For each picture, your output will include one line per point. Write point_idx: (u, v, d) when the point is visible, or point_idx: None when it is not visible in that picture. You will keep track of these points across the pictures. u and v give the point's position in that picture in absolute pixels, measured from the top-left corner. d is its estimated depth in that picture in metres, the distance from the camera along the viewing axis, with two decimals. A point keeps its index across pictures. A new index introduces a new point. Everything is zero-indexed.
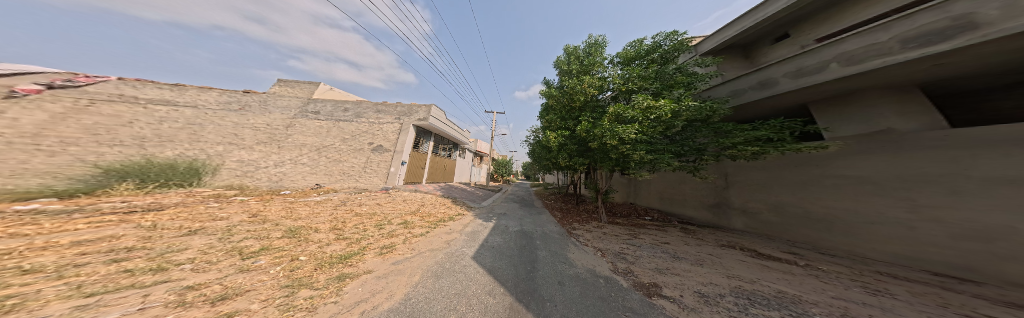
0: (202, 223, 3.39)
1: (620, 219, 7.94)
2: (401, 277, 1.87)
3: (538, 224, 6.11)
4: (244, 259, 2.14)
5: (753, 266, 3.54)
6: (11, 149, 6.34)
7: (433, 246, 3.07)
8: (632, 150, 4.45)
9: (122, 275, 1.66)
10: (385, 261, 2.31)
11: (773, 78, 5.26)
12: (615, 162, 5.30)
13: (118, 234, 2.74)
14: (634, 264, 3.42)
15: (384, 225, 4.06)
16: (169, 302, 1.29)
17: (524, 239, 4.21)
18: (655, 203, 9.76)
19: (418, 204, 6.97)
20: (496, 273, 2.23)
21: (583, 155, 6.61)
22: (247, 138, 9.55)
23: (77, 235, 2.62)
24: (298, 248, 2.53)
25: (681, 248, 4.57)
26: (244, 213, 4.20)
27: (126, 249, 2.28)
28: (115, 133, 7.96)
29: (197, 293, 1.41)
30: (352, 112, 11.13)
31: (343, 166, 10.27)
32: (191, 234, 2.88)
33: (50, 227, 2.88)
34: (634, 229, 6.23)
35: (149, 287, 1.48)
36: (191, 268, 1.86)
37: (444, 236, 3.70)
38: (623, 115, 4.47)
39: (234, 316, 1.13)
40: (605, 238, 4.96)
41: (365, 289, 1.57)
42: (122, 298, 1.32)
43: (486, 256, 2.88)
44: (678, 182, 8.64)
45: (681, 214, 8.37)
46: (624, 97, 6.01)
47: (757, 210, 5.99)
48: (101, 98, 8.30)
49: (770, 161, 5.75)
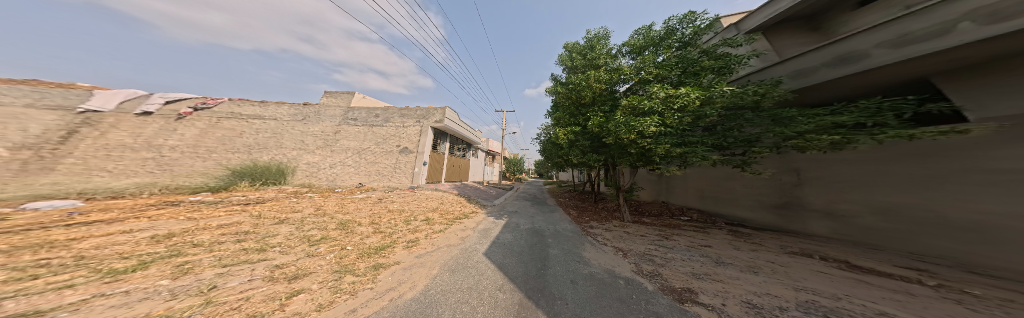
0: (286, 214, 4.44)
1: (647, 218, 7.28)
2: (422, 269, 2.16)
3: (551, 221, 6.07)
4: (311, 245, 2.75)
5: (838, 280, 2.86)
6: (183, 156, 9.76)
7: (450, 242, 3.39)
8: (655, 145, 3.96)
9: (241, 252, 2.34)
10: (411, 254, 2.68)
11: (856, 51, 3.95)
12: (637, 157, 4.86)
13: (240, 220, 3.82)
14: (664, 266, 3.16)
15: (411, 220, 4.63)
16: (265, 276, 1.78)
17: (535, 237, 4.27)
18: (695, 202, 8.64)
19: (438, 202, 7.65)
20: (506, 270, 2.37)
21: (598, 151, 6.25)
22: (309, 144, 11.73)
23: (219, 220, 3.75)
24: (346, 238, 3.12)
25: (726, 252, 4.02)
26: (311, 207, 5.31)
27: (245, 232, 3.17)
28: (233, 143, 10.76)
29: (282, 271, 1.92)
30: (382, 117, 12.48)
31: (379, 166, 11.80)
32: (280, 222, 3.81)
33: (206, 213, 4.19)
34: (664, 229, 5.69)
35: (255, 263, 2.06)
36: (280, 250, 2.50)
37: (460, 232, 4.03)
38: (643, 108, 4.01)
39: (302, 293, 1.51)
40: (627, 239, 4.65)
41: (394, 278, 1.88)
42: (241, 270, 1.88)
43: (498, 252, 3.05)
44: (725, 179, 7.49)
45: (731, 215, 7.24)
46: (641, 88, 5.36)
47: (851, 214, 4.72)
48: (222, 116, 11.05)
49: (870, 152, 4.49)
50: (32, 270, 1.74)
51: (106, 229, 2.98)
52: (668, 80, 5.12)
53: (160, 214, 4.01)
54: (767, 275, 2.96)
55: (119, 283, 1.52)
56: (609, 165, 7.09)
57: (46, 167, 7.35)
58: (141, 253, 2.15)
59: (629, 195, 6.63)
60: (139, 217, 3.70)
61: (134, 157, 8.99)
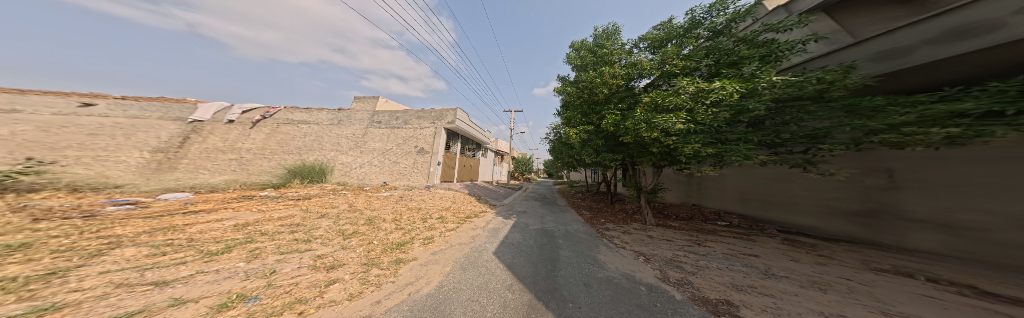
0: (326, 209, 5.18)
1: (674, 222, 6.67)
2: (436, 266, 2.33)
3: (562, 222, 5.96)
4: (345, 239, 3.19)
5: (955, 309, 2.20)
6: (256, 156, 12.02)
7: (461, 240, 3.58)
8: (682, 145, 3.62)
9: (293, 242, 2.85)
10: (427, 251, 2.91)
11: (983, 22, 2.82)
12: (661, 156, 4.54)
13: (293, 213, 4.59)
14: (696, 275, 2.86)
15: (427, 218, 4.99)
16: (310, 264, 2.15)
17: (545, 237, 4.25)
18: (739, 206, 7.56)
19: (450, 201, 8.03)
20: (515, 270, 2.43)
21: (614, 151, 6.07)
22: (343, 145, 13.03)
23: (278, 213, 4.57)
24: (373, 234, 3.52)
25: (777, 263, 3.48)
26: (345, 204, 6.09)
27: (297, 223, 3.83)
28: (288, 145, 12.58)
29: (324, 260, 2.30)
30: (402, 119, 13.41)
31: (400, 166, 12.72)
32: (322, 217, 4.47)
33: (269, 206, 5.14)
34: (694, 234, 5.15)
35: (304, 252, 2.50)
36: (322, 242, 2.97)
37: (471, 231, 4.20)
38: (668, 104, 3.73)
39: (337, 282, 1.80)
40: (650, 243, 4.33)
41: (413, 273, 2.09)
42: (295, 257, 2.31)
43: (506, 252, 3.11)
44: (779, 181, 6.42)
45: (787, 221, 6.16)
46: (661, 83, 5.03)
47: (974, 226, 3.62)
48: (280, 122, 12.91)
49: (997, 149, 3.50)
50: (162, 248, 2.40)
51: (205, 218, 3.89)
52: (698, 73, 4.67)
53: (238, 206, 5.05)
54: (842, 295, 2.44)
55: (213, 263, 1.99)
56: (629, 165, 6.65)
57: (172, 166, 10.96)
58: (227, 239, 2.78)
59: (653, 196, 6.15)
60: (225, 208, 4.72)
61: (223, 158, 11.77)
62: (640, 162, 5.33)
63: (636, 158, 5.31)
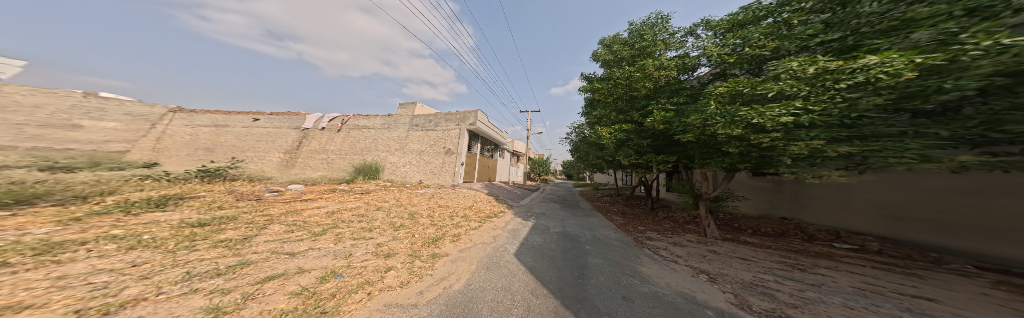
0: (376, 203, 6.34)
1: (752, 238, 5.22)
2: (464, 264, 2.61)
3: (588, 227, 5.59)
4: (395, 230, 3.91)
5: None
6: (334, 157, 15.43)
7: (484, 240, 3.83)
8: (771, 142, 2.94)
9: (361, 230, 3.74)
10: (456, 248, 3.25)
11: None
12: (741, 157, 3.67)
13: (354, 205, 5.83)
14: (798, 308, 2.14)
15: (453, 217, 5.49)
16: (374, 251, 2.87)
17: (569, 242, 4.15)
18: (880, 227, 5.22)
19: (471, 200, 8.53)
20: (537, 275, 2.52)
21: (666, 151, 5.47)
22: (384, 147, 14.60)
23: (344, 204, 5.89)
24: (414, 228, 4.17)
25: (979, 315, 2.11)
26: (391, 199, 7.30)
27: (359, 214, 4.93)
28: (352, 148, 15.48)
29: (383, 248, 2.98)
30: (432, 122, 14.61)
31: (431, 165, 13.97)
32: (376, 209, 5.56)
33: (342, 198, 6.71)
34: (790, 256, 3.89)
35: (368, 240, 3.29)
36: (380, 231, 3.78)
37: (492, 231, 4.44)
38: (768, 91, 2.97)
39: (391, 270, 2.34)
40: (715, 260, 3.54)
41: (446, 269, 2.43)
42: (362, 245, 3.09)
43: (527, 255, 3.22)
44: (969, 194, 4.06)
45: (991, 256, 3.81)
46: (732, 70, 4.61)
47: None
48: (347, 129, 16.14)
49: None
50: (287, 227, 3.67)
51: (305, 205, 5.45)
52: (808, 52, 3.40)
53: (320, 197, 6.75)
54: None
55: (316, 242, 3.09)
56: (683, 165, 5.74)
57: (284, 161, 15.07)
58: (322, 223, 3.96)
59: (715, 204, 5.00)
60: (316, 199, 6.45)
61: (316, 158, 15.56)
62: (705, 164, 4.42)
63: (703, 156, 4.46)
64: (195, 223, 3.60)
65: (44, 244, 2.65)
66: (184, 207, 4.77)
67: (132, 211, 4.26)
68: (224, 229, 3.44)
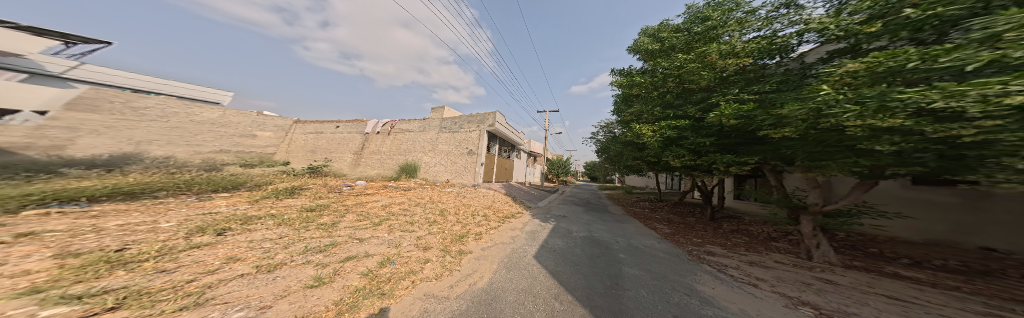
0: (412, 199, 7.32)
1: (901, 270, 3.54)
2: (487, 263, 2.83)
3: (622, 234, 5.07)
4: (430, 225, 4.47)
5: None
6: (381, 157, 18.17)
7: (503, 240, 4.04)
8: (978, 135, 1.73)
9: (407, 222, 4.46)
10: (479, 246, 3.54)
11: None
12: (880, 156, 2.46)
13: (397, 200, 6.90)
14: None
15: (475, 215, 5.84)
16: (416, 242, 3.39)
17: (597, 249, 3.96)
18: (870, 197, 6.25)
19: (490, 200, 8.85)
20: (558, 278, 2.52)
21: (737, 150, 4.39)
22: (416, 146, 16.00)
23: (390, 199, 7.04)
24: (445, 224, 4.63)
25: None
26: (422, 196, 8.23)
27: (402, 208, 5.88)
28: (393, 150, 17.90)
29: (423, 240, 3.52)
30: (457, 124, 15.50)
31: (456, 165, 14.95)
32: (414, 204, 6.48)
33: (390, 194, 8.06)
34: (992, 305, 2.43)
35: (410, 232, 3.88)
36: (421, 224, 4.44)
37: (511, 232, 4.63)
38: (965, 64, 1.79)
39: (428, 261, 2.76)
40: (825, 291, 2.56)
41: (471, 266, 2.67)
42: (406, 236, 3.69)
43: (547, 259, 3.26)
44: None
45: None
46: (870, 43, 3.10)
47: None
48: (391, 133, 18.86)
49: None
50: (356, 215, 4.74)
51: (364, 198, 6.78)
52: None
53: (372, 192, 8.21)
54: None
55: (377, 230, 3.87)
56: (769, 168, 4.42)
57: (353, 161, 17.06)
58: (380, 214, 4.94)
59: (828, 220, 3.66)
60: (370, 193, 7.90)
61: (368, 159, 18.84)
62: (815, 165, 3.16)
63: (803, 157, 3.28)
64: (308, 207, 5.10)
65: (242, 216, 4.33)
66: (304, 194, 6.94)
67: (279, 194, 6.45)
68: (322, 213, 4.75)
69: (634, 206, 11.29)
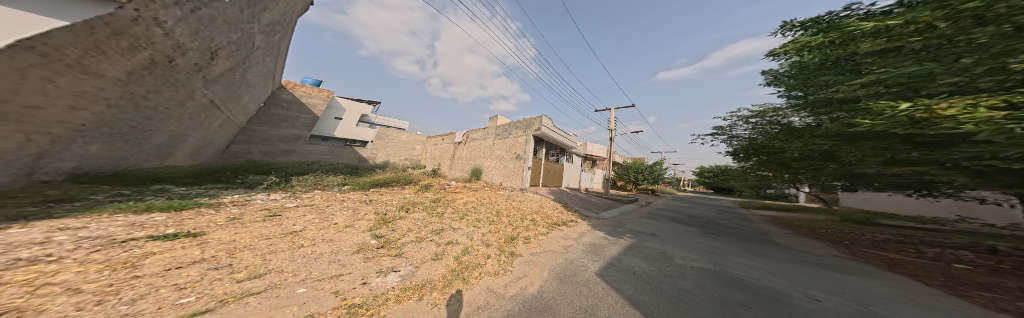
0: (476, 197, 8.75)
1: None
2: (536, 269, 2.66)
3: (828, 290, 2.68)
4: (497, 223, 4.95)
5: None
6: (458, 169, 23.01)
7: (554, 248, 3.68)
8: None
9: (494, 219, 5.23)
10: (528, 250, 3.46)
11: None
12: None
13: (479, 199, 8.38)
14: None
15: (524, 219, 5.82)
16: (481, 239, 3.83)
17: (732, 291, 2.47)
18: None
19: (538, 205, 8.60)
20: (643, 309, 1.76)
21: None
22: (476, 155, 18.45)
23: (468, 196, 8.75)
24: (502, 224, 4.93)
25: None
26: (482, 195, 9.53)
27: (476, 204, 7.13)
28: None
29: (488, 237, 3.93)
30: (505, 131, 16.42)
31: (506, 169, 15.66)
32: (483, 203, 7.68)
33: (466, 192, 10.05)
34: None
35: (477, 229, 4.37)
36: (492, 221, 5.04)
37: (565, 241, 4.16)
38: None
39: (491, 257, 3.01)
40: None
41: (520, 270, 2.58)
42: (480, 232, 4.17)
43: (619, 280, 2.51)
44: None
45: None
46: None
47: None
48: None
49: None
50: (445, 208, 6.16)
51: (450, 194, 8.91)
52: None
53: (450, 189, 10.57)
54: None
55: (461, 223, 4.83)
56: None
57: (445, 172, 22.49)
58: (474, 211, 6.14)
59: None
60: (450, 190, 10.23)
61: None
62: None
63: None
64: (431, 199, 7.43)
65: (408, 200, 7.08)
66: (432, 189, 10.18)
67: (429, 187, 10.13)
68: (437, 203, 6.76)
69: (876, 249, 5.57)
